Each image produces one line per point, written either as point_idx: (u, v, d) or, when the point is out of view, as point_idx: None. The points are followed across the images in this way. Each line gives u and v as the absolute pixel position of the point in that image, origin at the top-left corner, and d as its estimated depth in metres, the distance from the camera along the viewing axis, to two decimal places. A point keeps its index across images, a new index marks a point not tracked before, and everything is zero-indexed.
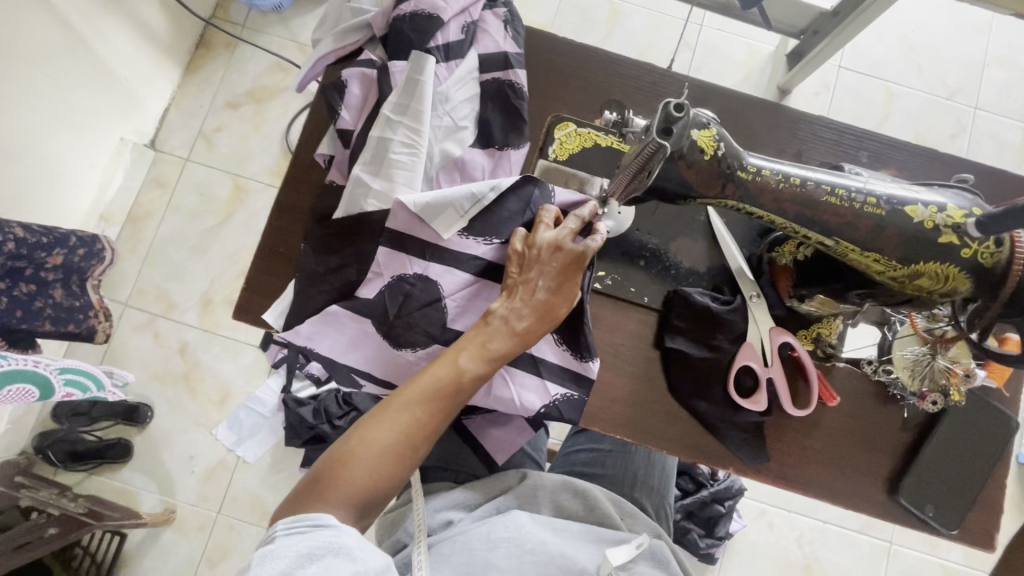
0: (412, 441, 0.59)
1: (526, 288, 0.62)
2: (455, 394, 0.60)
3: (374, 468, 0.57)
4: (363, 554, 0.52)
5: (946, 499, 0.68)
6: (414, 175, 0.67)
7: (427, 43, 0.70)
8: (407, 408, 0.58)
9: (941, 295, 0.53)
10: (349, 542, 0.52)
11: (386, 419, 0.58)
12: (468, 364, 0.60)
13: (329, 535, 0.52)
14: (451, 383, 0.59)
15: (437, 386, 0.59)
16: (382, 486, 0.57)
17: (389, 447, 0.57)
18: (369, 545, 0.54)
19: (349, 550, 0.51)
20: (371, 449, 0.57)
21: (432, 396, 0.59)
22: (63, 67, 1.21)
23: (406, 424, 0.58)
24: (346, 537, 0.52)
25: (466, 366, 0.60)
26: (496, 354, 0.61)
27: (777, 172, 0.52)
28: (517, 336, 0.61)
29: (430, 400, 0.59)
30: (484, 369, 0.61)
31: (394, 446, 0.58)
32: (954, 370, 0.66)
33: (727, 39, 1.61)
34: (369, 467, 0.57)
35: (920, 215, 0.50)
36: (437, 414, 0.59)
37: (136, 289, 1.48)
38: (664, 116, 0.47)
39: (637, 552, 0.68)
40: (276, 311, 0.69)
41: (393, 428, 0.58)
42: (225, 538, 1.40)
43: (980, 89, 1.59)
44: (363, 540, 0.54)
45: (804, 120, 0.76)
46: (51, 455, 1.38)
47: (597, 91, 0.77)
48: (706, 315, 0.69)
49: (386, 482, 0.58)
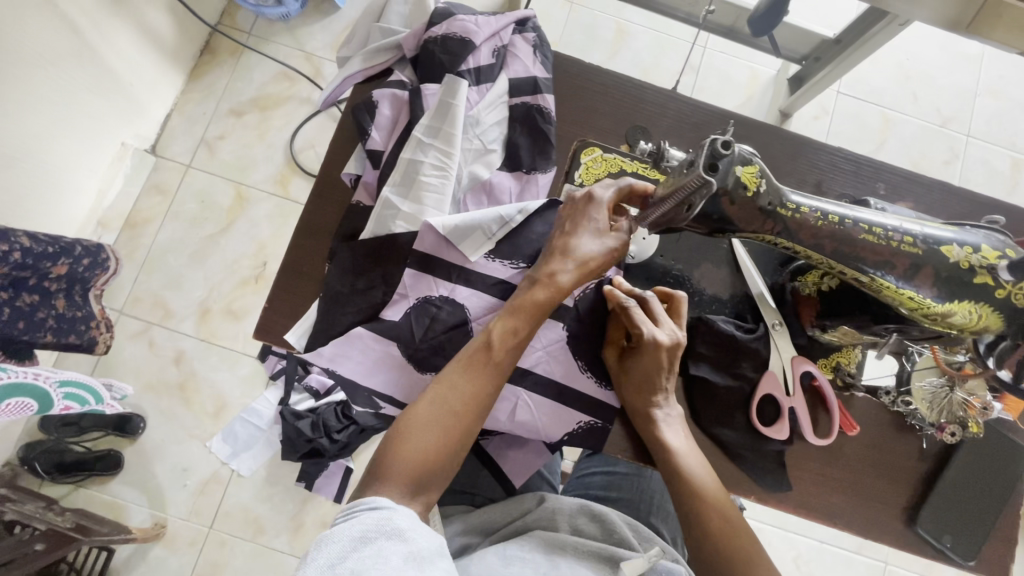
0: (457, 413, 0.59)
1: (570, 244, 0.62)
2: (492, 363, 0.60)
3: (426, 441, 0.57)
4: (414, 534, 0.51)
5: (963, 528, 0.69)
6: (443, 198, 0.67)
7: (458, 66, 0.71)
8: (447, 380, 0.60)
9: (971, 333, 0.53)
10: (402, 521, 0.51)
11: (429, 396, 0.59)
12: (500, 331, 0.61)
13: (381, 517, 0.51)
14: (484, 349, 0.60)
15: (472, 358, 0.60)
16: (439, 458, 0.58)
17: (437, 418, 0.58)
18: (421, 526, 0.53)
19: (401, 532, 0.50)
20: (421, 421, 0.58)
21: (470, 364, 0.60)
22: (69, 70, 1.19)
23: (452, 393, 0.59)
24: (399, 517, 0.52)
25: (497, 334, 0.61)
26: (534, 313, 0.61)
27: (816, 209, 0.52)
28: (555, 294, 0.61)
29: (471, 368, 0.60)
30: (520, 330, 0.61)
31: (442, 415, 0.58)
32: (971, 403, 0.67)
33: (730, 62, 1.63)
34: (422, 440, 0.57)
35: (956, 256, 0.51)
36: (477, 384, 0.60)
37: (132, 297, 1.45)
38: (711, 153, 0.47)
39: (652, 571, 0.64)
40: (298, 330, 0.68)
41: (439, 399, 0.59)
42: (217, 554, 1.37)
43: (972, 117, 1.64)
44: (416, 523, 0.53)
45: (824, 151, 0.78)
46: (38, 466, 1.34)
47: (623, 116, 0.77)
48: (731, 343, 0.70)
49: (443, 454, 0.58)
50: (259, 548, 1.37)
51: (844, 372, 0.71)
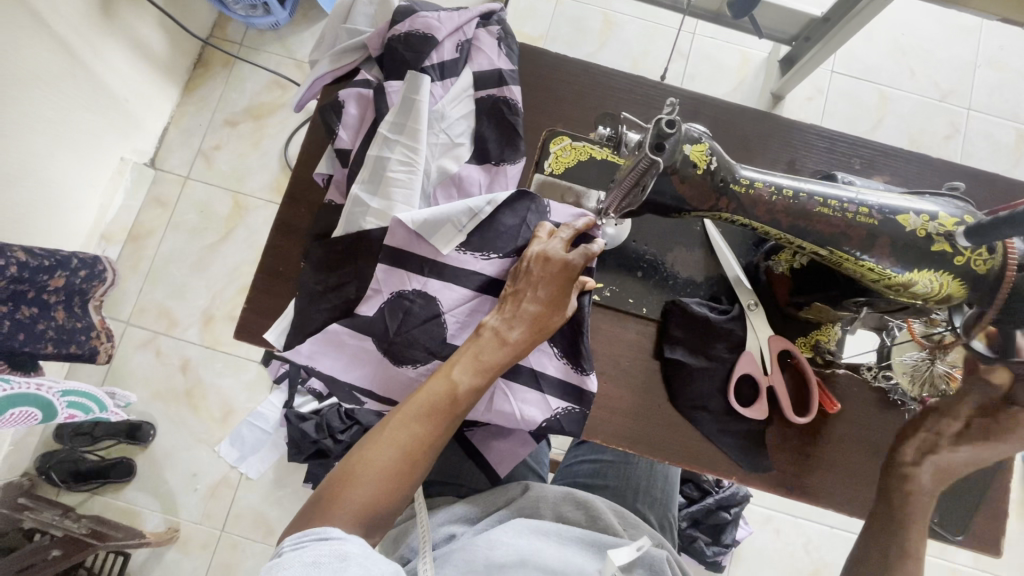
0: (412, 458, 0.57)
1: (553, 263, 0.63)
2: (451, 407, 0.59)
3: (375, 488, 0.56)
4: (367, 562, 0.50)
5: (951, 504, 0.69)
6: (411, 193, 0.68)
7: (422, 62, 0.71)
8: (403, 423, 0.58)
9: (936, 302, 0.53)
10: (353, 550, 0.51)
11: (383, 437, 0.57)
12: (462, 376, 0.59)
13: (334, 545, 0.51)
14: (446, 398, 0.59)
15: (432, 400, 0.59)
16: (387, 503, 0.56)
17: (391, 464, 0.56)
18: (375, 554, 0.52)
19: (349, 559, 0.50)
20: (371, 468, 0.56)
21: (429, 410, 0.58)
22: (65, 90, 1.22)
23: (400, 436, 0.57)
24: (350, 546, 0.51)
25: (460, 379, 0.59)
26: (490, 365, 0.60)
27: (770, 185, 0.53)
28: (509, 346, 0.61)
29: (429, 411, 0.58)
30: (482, 381, 0.60)
31: (396, 462, 0.57)
32: (953, 375, 0.66)
33: (720, 47, 1.62)
34: (372, 484, 0.56)
35: (912, 224, 0.51)
36: (435, 429, 0.58)
37: (138, 307, 1.49)
38: (656, 132, 0.48)
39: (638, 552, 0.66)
40: (276, 331, 0.70)
41: (392, 442, 0.57)
42: (230, 555, 1.40)
43: (972, 90, 1.60)
44: (369, 550, 0.52)
45: (798, 129, 0.77)
46: (54, 475, 1.38)
47: (592, 105, 0.78)
48: (705, 325, 0.70)
49: (392, 499, 0.57)
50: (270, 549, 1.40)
51: (824, 355, 0.71)
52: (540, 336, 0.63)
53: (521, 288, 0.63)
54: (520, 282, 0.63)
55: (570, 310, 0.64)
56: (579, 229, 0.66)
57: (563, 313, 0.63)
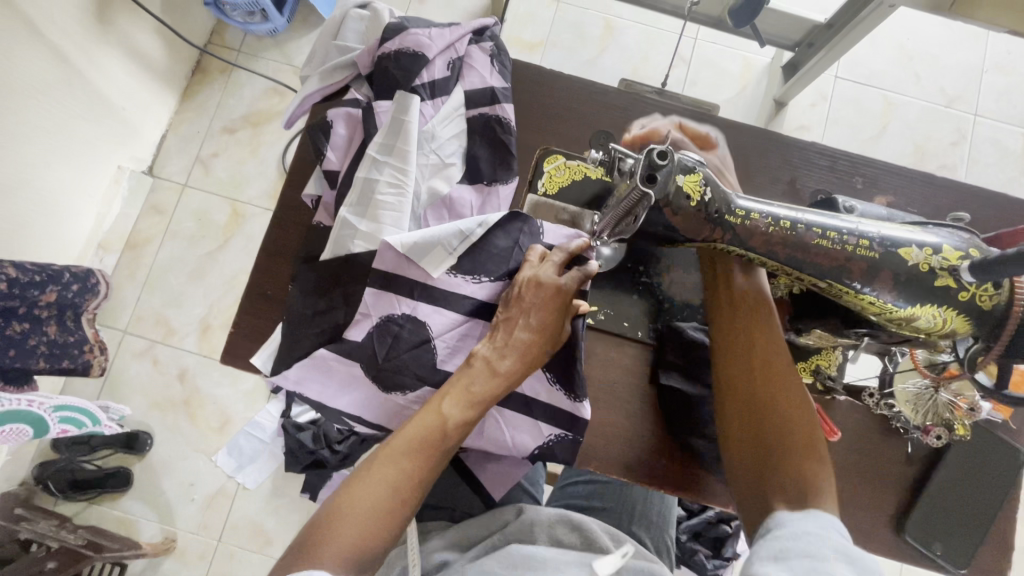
0: (400, 496, 0.55)
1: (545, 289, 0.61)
2: (440, 440, 0.57)
3: (361, 530, 0.53)
4: None
5: (957, 534, 0.66)
6: (401, 216, 0.67)
7: (412, 81, 0.70)
8: (392, 459, 0.56)
9: (939, 337, 0.51)
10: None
11: (370, 475, 0.55)
12: (452, 409, 0.58)
13: None
14: (436, 431, 0.57)
15: (421, 434, 0.57)
16: (375, 546, 0.53)
17: (379, 503, 0.54)
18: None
19: None
20: (357, 508, 0.54)
21: (417, 444, 0.57)
22: (60, 100, 1.21)
23: (387, 473, 0.55)
24: None
25: (449, 412, 0.58)
26: (481, 396, 0.59)
27: (767, 215, 0.51)
28: (501, 376, 0.59)
29: (416, 447, 0.57)
30: (473, 413, 0.59)
31: (385, 500, 0.55)
32: (958, 405, 0.64)
33: (722, 53, 1.60)
34: (359, 526, 0.53)
35: (915, 258, 0.49)
36: (425, 464, 0.57)
37: (135, 316, 1.48)
38: (648, 164, 0.46)
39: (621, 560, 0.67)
40: (264, 354, 0.69)
41: (380, 480, 0.55)
42: (227, 566, 1.39)
43: (979, 96, 1.58)
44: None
45: (798, 147, 0.75)
46: (52, 485, 1.37)
47: (586, 122, 0.76)
48: (701, 350, 0.68)
49: (380, 541, 0.54)
50: (267, 560, 1.39)
51: (819, 378, 0.69)
52: (534, 364, 0.61)
53: (513, 315, 0.61)
54: (512, 309, 0.62)
55: (563, 337, 0.63)
56: (572, 253, 0.64)
57: (556, 340, 0.61)
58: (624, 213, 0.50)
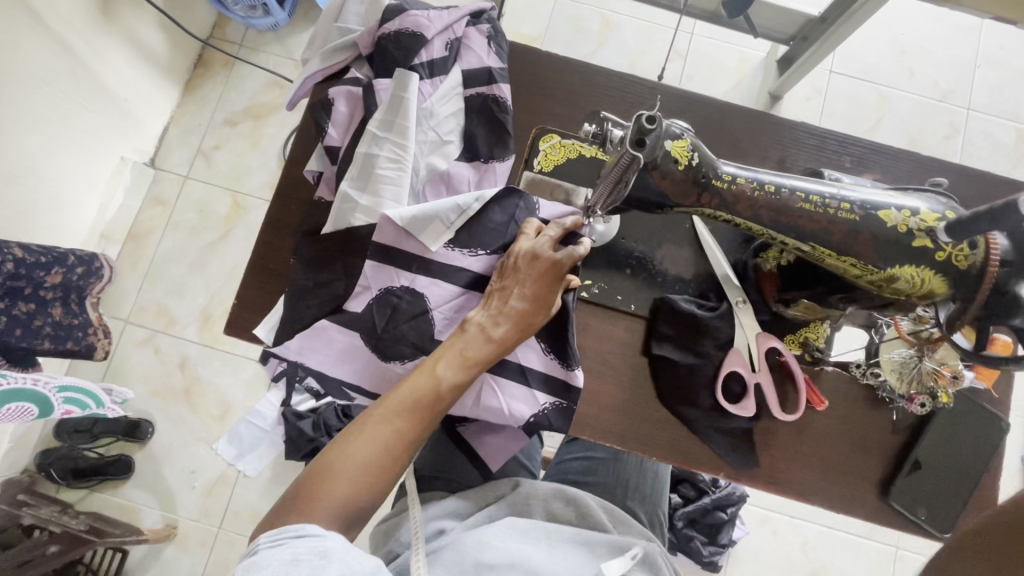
0: (392, 454, 0.58)
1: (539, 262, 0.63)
2: (434, 403, 0.59)
3: (354, 484, 0.56)
4: (347, 558, 0.50)
5: (939, 501, 0.68)
6: (400, 190, 0.69)
7: (411, 60, 0.72)
8: (386, 418, 0.58)
9: (917, 297, 0.54)
10: (332, 546, 0.50)
11: (364, 433, 0.57)
12: (446, 372, 0.60)
13: (314, 542, 0.51)
14: (430, 394, 0.59)
15: (416, 396, 0.59)
16: (366, 499, 0.56)
17: (371, 459, 0.57)
18: (354, 550, 0.52)
19: (329, 554, 0.50)
20: (350, 463, 0.56)
21: (411, 405, 0.58)
22: (64, 89, 1.23)
23: (380, 432, 0.57)
24: (329, 542, 0.51)
25: (444, 376, 0.60)
26: (474, 362, 0.61)
27: (753, 180, 0.53)
28: (494, 343, 0.62)
29: (410, 408, 0.58)
30: (465, 378, 0.61)
31: (377, 457, 0.57)
32: (941, 372, 0.67)
33: (718, 47, 1.61)
34: (352, 480, 0.56)
35: (893, 220, 0.51)
36: (418, 425, 0.59)
37: (137, 306, 1.50)
38: (638, 128, 0.48)
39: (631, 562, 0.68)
40: (267, 327, 0.70)
41: (372, 438, 0.57)
42: (227, 553, 1.40)
43: (971, 90, 1.60)
44: (348, 546, 0.52)
45: (787, 127, 0.77)
46: (54, 472, 1.39)
47: (581, 103, 0.78)
48: (693, 322, 0.70)
49: (371, 495, 0.57)
50: None
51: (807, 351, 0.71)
52: (525, 332, 0.63)
53: (507, 284, 0.63)
54: (507, 279, 0.64)
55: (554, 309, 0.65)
56: (567, 228, 0.66)
57: (547, 310, 0.64)
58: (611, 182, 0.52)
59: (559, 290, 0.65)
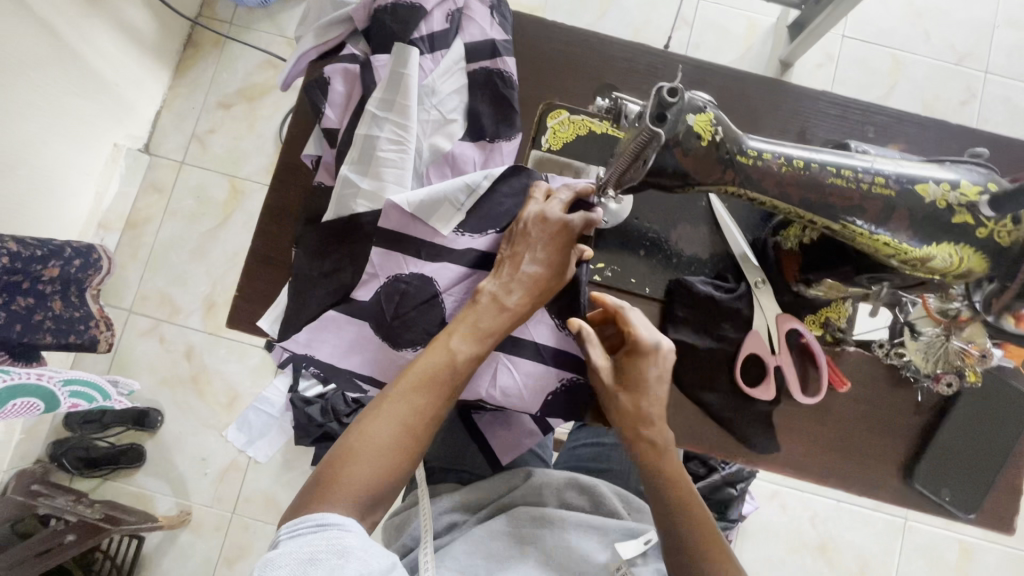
0: (413, 432, 0.56)
1: (550, 230, 0.61)
2: (452, 377, 0.58)
3: (375, 468, 0.54)
4: (367, 556, 0.48)
5: (963, 483, 0.67)
6: (404, 172, 0.66)
7: (410, 34, 0.68)
8: (404, 396, 0.56)
9: (955, 277, 0.51)
10: (349, 539, 0.48)
11: (381, 412, 0.55)
12: (461, 346, 0.58)
13: (333, 536, 0.48)
14: (446, 369, 0.57)
15: (431, 371, 0.57)
16: (388, 483, 0.54)
17: (391, 438, 0.55)
18: (373, 545, 0.50)
19: (349, 551, 0.48)
20: (369, 445, 0.54)
21: (429, 381, 0.57)
22: (50, 74, 1.18)
23: (397, 410, 0.56)
24: (348, 537, 0.49)
25: (459, 348, 0.58)
26: (488, 333, 0.59)
27: (779, 155, 0.50)
28: (508, 312, 0.60)
29: (426, 384, 0.57)
30: (480, 350, 0.59)
31: (396, 437, 0.55)
32: (969, 351, 0.64)
33: (726, 13, 1.54)
34: (373, 461, 0.54)
35: (931, 194, 0.49)
36: (436, 400, 0.57)
37: (139, 295, 1.48)
38: (657, 102, 0.45)
39: (646, 545, 0.67)
40: (270, 318, 0.68)
41: (390, 417, 0.55)
42: (241, 537, 1.41)
43: (989, 53, 1.53)
44: (367, 542, 0.50)
45: (807, 96, 0.73)
46: (66, 462, 1.39)
47: (590, 75, 0.74)
48: (711, 304, 0.67)
49: (394, 478, 0.55)
50: None
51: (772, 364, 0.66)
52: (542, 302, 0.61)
53: (518, 251, 0.61)
54: (517, 246, 0.61)
55: (569, 274, 0.63)
56: (577, 193, 0.63)
57: (564, 277, 0.62)
58: (627, 160, 0.50)
59: (572, 257, 0.63)
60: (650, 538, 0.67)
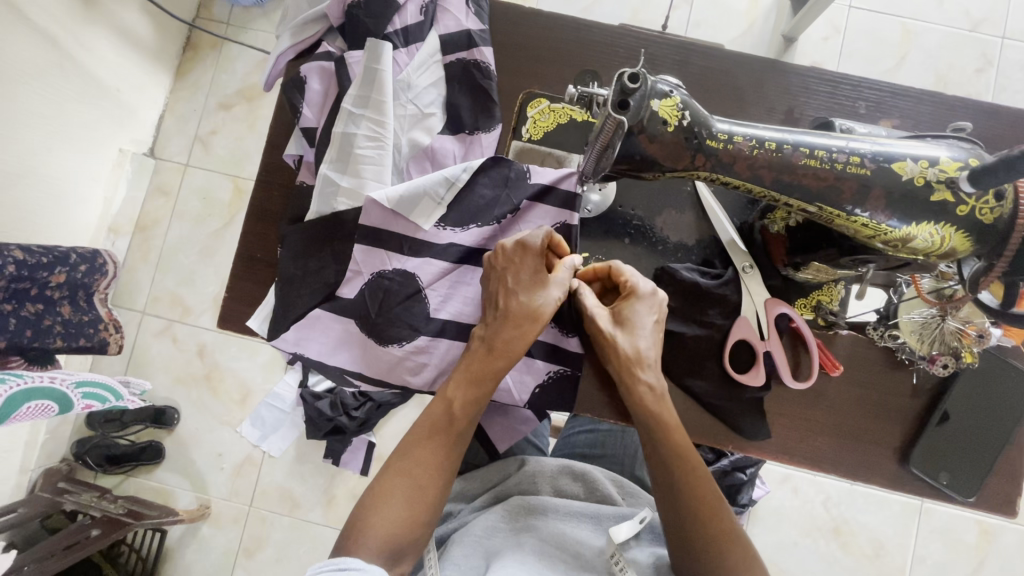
0: (422, 479, 0.60)
1: (518, 261, 0.62)
2: (451, 424, 0.61)
3: (393, 518, 0.57)
4: None
5: (962, 465, 0.66)
6: (382, 169, 0.66)
7: (384, 29, 0.68)
8: (409, 448, 0.61)
9: (938, 256, 0.50)
10: None
11: (392, 468, 0.60)
12: (456, 392, 0.62)
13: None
14: (443, 416, 0.61)
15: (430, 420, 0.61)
16: (409, 530, 0.58)
17: (403, 489, 0.59)
18: None
19: None
20: (384, 498, 0.58)
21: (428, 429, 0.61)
22: (54, 84, 1.21)
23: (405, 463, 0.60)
24: None
25: (454, 395, 0.62)
26: (482, 375, 0.62)
27: (750, 137, 0.49)
28: (497, 353, 0.62)
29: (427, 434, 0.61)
30: (477, 392, 0.62)
31: (406, 486, 0.59)
32: (965, 332, 0.62)
33: None
34: (390, 512, 0.57)
35: (909, 172, 0.47)
36: (439, 446, 0.61)
37: (151, 297, 1.52)
38: (619, 89, 0.45)
39: (640, 525, 0.65)
40: (260, 316, 0.69)
41: (400, 471, 0.60)
42: (259, 529, 1.45)
43: (1008, 17, 1.46)
44: None
45: (794, 74, 0.71)
46: (90, 460, 1.44)
47: (570, 62, 0.73)
48: (696, 290, 0.67)
49: (414, 525, 0.58)
50: (297, 521, 1.44)
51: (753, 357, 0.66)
52: (529, 327, 0.62)
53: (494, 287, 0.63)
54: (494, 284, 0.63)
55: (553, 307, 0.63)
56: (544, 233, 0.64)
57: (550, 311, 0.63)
58: (597, 146, 0.49)
59: (551, 286, 0.63)
60: (644, 518, 0.66)
